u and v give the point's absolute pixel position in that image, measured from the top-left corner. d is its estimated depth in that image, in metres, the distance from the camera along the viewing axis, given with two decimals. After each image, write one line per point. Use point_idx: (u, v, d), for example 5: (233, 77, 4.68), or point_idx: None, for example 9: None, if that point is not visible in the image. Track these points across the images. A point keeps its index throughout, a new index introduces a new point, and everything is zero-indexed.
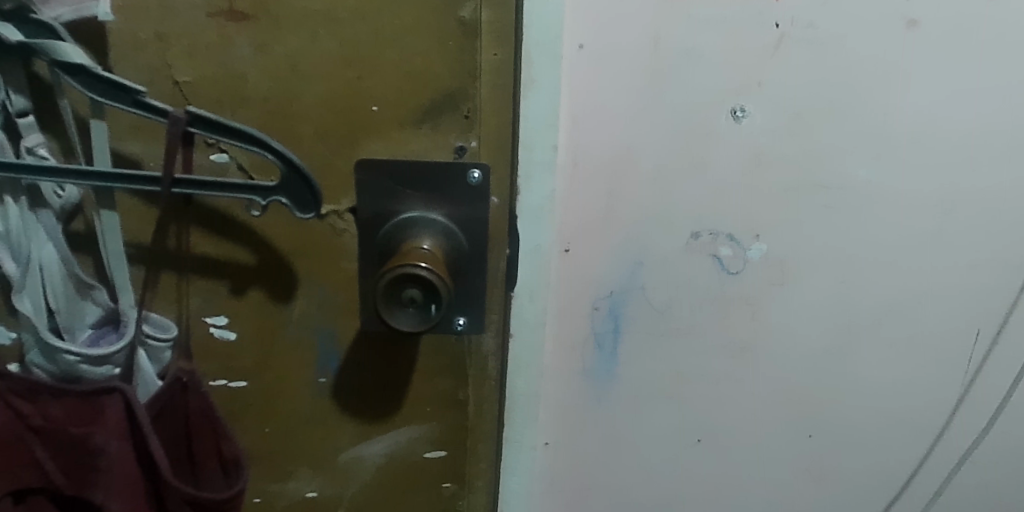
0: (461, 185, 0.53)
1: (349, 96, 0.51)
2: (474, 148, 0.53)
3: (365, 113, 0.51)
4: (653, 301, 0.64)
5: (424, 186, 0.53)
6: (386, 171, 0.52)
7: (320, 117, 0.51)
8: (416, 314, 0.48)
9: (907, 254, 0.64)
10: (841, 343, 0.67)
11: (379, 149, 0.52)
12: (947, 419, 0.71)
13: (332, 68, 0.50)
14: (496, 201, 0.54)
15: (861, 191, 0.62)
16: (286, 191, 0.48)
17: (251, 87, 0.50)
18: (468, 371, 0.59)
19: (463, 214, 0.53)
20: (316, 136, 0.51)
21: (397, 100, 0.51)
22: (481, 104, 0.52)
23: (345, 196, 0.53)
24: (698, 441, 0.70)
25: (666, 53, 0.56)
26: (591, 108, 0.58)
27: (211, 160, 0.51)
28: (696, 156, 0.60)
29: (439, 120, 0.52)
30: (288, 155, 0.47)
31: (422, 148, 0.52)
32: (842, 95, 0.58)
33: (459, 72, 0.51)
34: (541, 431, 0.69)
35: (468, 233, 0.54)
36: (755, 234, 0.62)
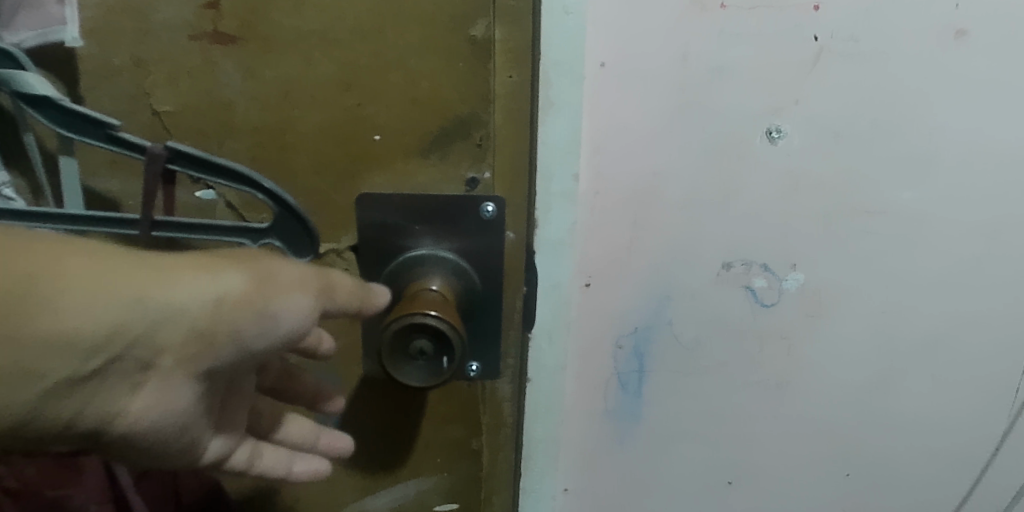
0: (473, 218, 0.48)
1: (350, 125, 0.46)
2: (487, 179, 0.48)
3: (366, 144, 0.46)
4: (680, 337, 0.59)
5: (434, 222, 0.48)
6: (391, 205, 0.48)
7: (318, 148, 0.46)
8: (425, 366, 0.44)
9: (955, 283, 0.59)
10: (883, 378, 0.62)
11: (383, 183, 0.47)
12: (994, 457, 0.66)
13: (330, 95, 0.45)
14: (512, 236, 0.49)
15: (907, 215, 0.57)
16: (281, 233, 0.44)
17: (240, 117, 0.45)
18: (482, 419, 0.54)
19: (475, 248, 0.49)
20: (312, 170, 0.47)
21: (404, 128, 0.46)
22: (495, 131, 0.47)
23: (345, 233, 0.48)
24: (728, 483, 0.65)
25: (696, 70, 0.51)
26: (614, 132, 0.53)
27: (197, 197, 0.46)
28: (728, 182, 0.55)
29: (449, 149, 0.47)
30: (281, 194, 0.42)
31: (431, 180, 0.48)
32: (885, 113, 0.53)
33: (470, 96, 0.46)
34: (561, 477, 0.64)
35: (482, 272, 0.49)
36: (792, 264, 0.57)
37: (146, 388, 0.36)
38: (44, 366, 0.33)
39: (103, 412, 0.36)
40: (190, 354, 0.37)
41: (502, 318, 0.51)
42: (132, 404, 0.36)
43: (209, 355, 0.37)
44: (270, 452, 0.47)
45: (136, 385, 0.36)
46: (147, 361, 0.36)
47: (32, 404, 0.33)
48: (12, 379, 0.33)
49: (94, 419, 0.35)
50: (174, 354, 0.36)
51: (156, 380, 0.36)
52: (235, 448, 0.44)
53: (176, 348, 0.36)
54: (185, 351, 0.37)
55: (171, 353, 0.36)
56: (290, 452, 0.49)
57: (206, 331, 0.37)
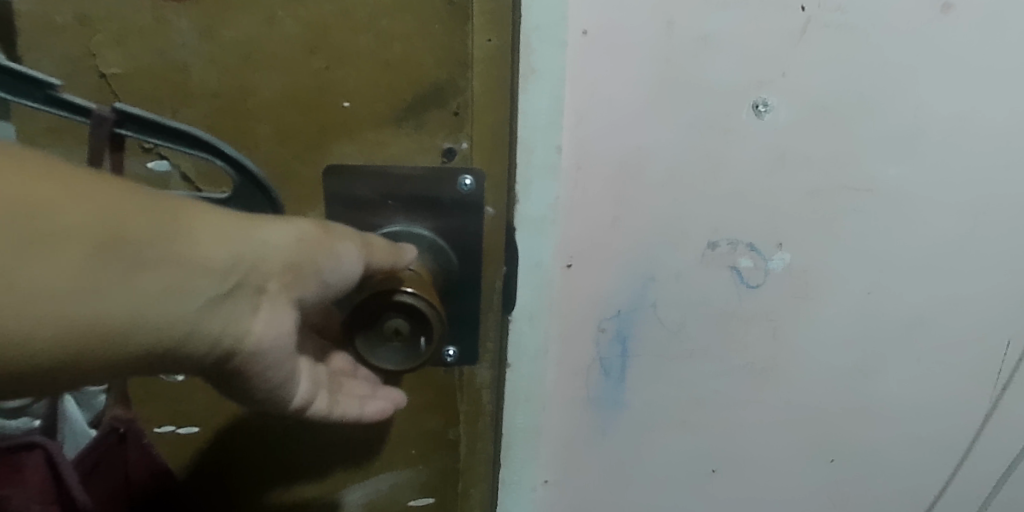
0: (451, 192, 0.46)
1: (317, 92, 0.42)
2: (465, 150, 0.45)
3: (335, 111, 0.43)
4: (665, 320, 0.57)
5: (409, 196, 0.46)
6: (360, 177, 0.45)
7: (283, 117, 0.43)
8: (401, 348, 0.42)
9: (940, 263, 0.58)
10: (868, 362, 0.61)
11: (353, 153, 0.44)
12: (975, 440, 0.65)
13: (295, 58, 0.42)
14: (491, 212, 0.47)
15: (894, 193, 0.55)
16: (241, 205, 0.43)
17: (197, 81, 0.42)
18: (460, 408, 0.51)
19: (452, 226, 0.47)
20: (277, 139, 0.43)
21: (375, 95, 0.43)
22: (473, 99, 0.44)
23: (312, 208, 0.45)
24: (712, 471, 0.63)
25: (680, 40, 0.49)
26: (596, 104, 0.51)
27: (149, 168, 0.43)
28: (713, 158, 0.53)
29: (424, 118, 0.44)
30: (244, 163, 0.41)
31: (405, 150, 0.45)
32: (874, 88, 0.52)
33: (447, 61, 0.43)
34: (540, 468, 0.62)
35: (459, 251, 0.47)
36: (778, 243, 0.56)
37: (263, 311, 0.35)
38: (185, 288, 0.32)
39: (233, 332, 0.34)
40: (290, 282, 0.36)
41: (481, 299, 0.49)
42: (254, 326, 0.35)
43: (303, 287, 0.37)
44: (345, 393, 0.44)
45: (255, 307, 0.35)
46: (260, 285, 0.35)
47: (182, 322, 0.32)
48: (165, 300, 0.31)
49: (226, 341, 0.34)
50: (279, 282, 0.35)
51: (268, 306, 0.35)
52: (316, 395, 0.42)
53: (281, 276, 0.35)
54: (290, 278, 0.36)
55: (276, 280, 0.35)
56: (359, 400, 0.45)
57: (302, 261, 0.36)
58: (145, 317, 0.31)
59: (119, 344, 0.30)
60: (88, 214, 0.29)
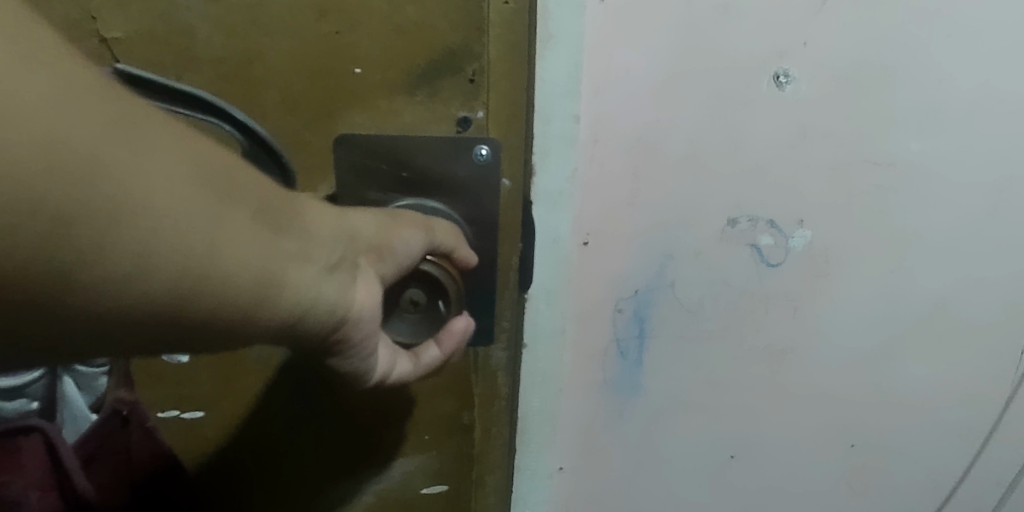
0: (467, 163, 0.44)
1: (327, 57, 0.41)
2: (481, 119, 0.44)
3: (345, 77, 0.41)
4: (683, 300, 0.55)
5: (424, 169, 0.44)
6: (372, 147, 0.43)
7: (291, 84, 0.41)
8: (419, 317, 0.43)
9: (965, 241, 0.56)
10: (891, 343, 0.59)
11: (365, 122, 0.43)
12: (998, 422, 0.63)
13: (305, 21, 0.40)
14: (508, 185, 0.45)
15: (917, 168, 0.53)
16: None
17: (201, 45, 0.40)
18: (475, 391, 0.50)
19: (468, 200, 0.45)
20: (285, 109, 0.42)
21: (387, 62, 0.41)
22: (490, 65, 0.42)
23: (323, 183, 0.44)
24: (731, 458, 0.62)
25: (699, 7, 0.47)
26: (614, 74, 0.49)
27: None
28: (733, 131, 0.51)
29: (438, 85, 0.42)
30: (252, 125, 0.41)
31: (418, 120, 0.43)
32: (898, 58, 0.49)
33: (462, 24, 0.41)
34: (555, 455, 0.60)
35: (475, 226, 0.46)
36: (799, 220, 0.54)
37: (363, 284, 0.35)
38: (310, 256, 0.32)
39: (344, 304, 0.34)
40: (381, 261, 0.37)
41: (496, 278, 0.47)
42: (357, 296, 0.35)
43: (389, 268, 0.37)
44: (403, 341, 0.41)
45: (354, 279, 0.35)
46: (357, 261, 0.35)
47: (309, 289, 0.32)
48: (299, 264, 0.31)
49: (336, 314, 0.34)
50: (373, 262, 0.36)
51: (366, 279, 0.35)
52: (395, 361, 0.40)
53: (372, 257, 0.36)
54: (376, 258, 0.36)
55: (371, 258, 0.36)
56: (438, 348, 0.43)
57: (387, 241, 0.37)
58: (284, 278, 0.30)
59: (258, 308, 0.30)
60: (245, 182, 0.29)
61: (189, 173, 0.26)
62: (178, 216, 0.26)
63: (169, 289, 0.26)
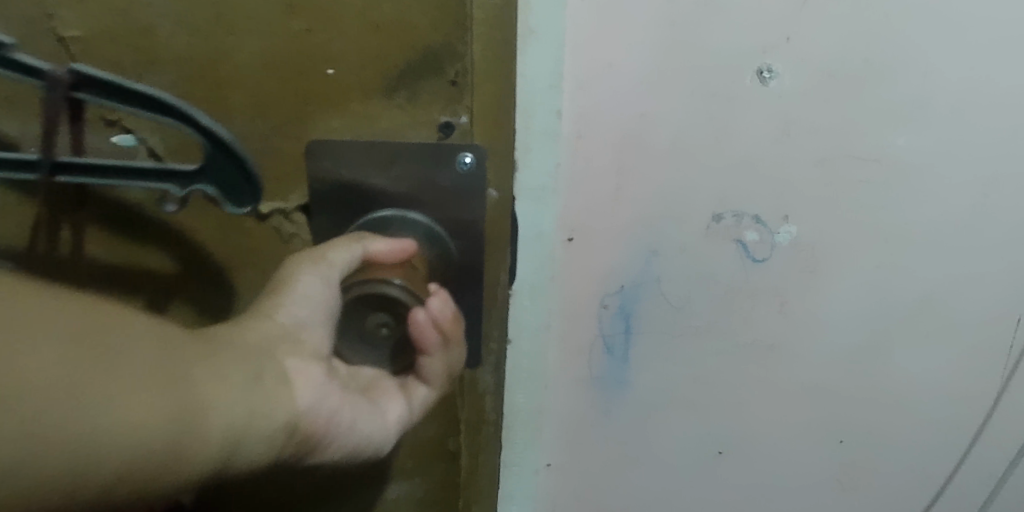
0: (450, 171, 0.46)
1: (302, 57, 0.42)
2: (464, 124, 0.45)
3: (320, 79, 0.43)
4: (669, 296, 0.55)
5: (405, 178, 0.46)
6: (349, 151, 0.45)
7: (262, 85, 0.43)
8: (391, 335, 0.45)
9: (952, 235, 0.56)
10: (877, 338, 0.59)
11: (340, 124, 0.44)
12: (986, 418, 0.63)
13: (277, 20, 0.41)
14: (495, 195, 0.47)
15: (903, 162, 0.53)
16: (213, 177, 0.41)
17: (165, 43, 0.41)
18: (461, 415, 0.53)
19: (450, 209, 0.47)
20: (256, 110, 0.43)
21: (360, 62, 0.42)
22: (472, 66, 0.43)
23: (294, 192, 0.46)
24: (718, 453, 0.62)
25: (682, 3, 0.47)
26: (596, 71, 0.49)
27: (113, 142, 0.44)
28: (717, 127, 0.51)
29: (417, 86, 0.43)
30: (214, 129, 0.39)
31: (396, 124, 0.44)
32: (881, 53, 0.49)
33: (442, 23, 0.42)
34: (543, 451, 0.61)
35: (457, 235, 0.47)
36: (785, 215, 0.54)
37: (295, 379, 0.40)
38: (230, 376, 0.37)
39: (284, 405, 0.39)
40: (303, 351, 0.42)
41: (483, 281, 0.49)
42: (295, 394, 0.40)
43: (315, 352, 0.42)
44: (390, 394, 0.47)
45: (287, 378, 0.40)
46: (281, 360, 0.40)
47: (242, 402, 0.37)
48: (220, 388, 0.36)
49: (277, 419, 0.39)
50: (298, 355, 0.41)
51: (298, 372, 0.41)
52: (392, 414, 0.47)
53: (293, 348, 0.41)
54: (297, 349, 0.41)
55: (293, 351, 0.41)
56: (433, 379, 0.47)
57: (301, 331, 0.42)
58: (206, 408, 0.35)
59: (190, 444, 0.34)
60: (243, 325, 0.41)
61: (73, 351, 0.31)
62: (68, 396, 0.31)
63: (97, 461, 0.31)
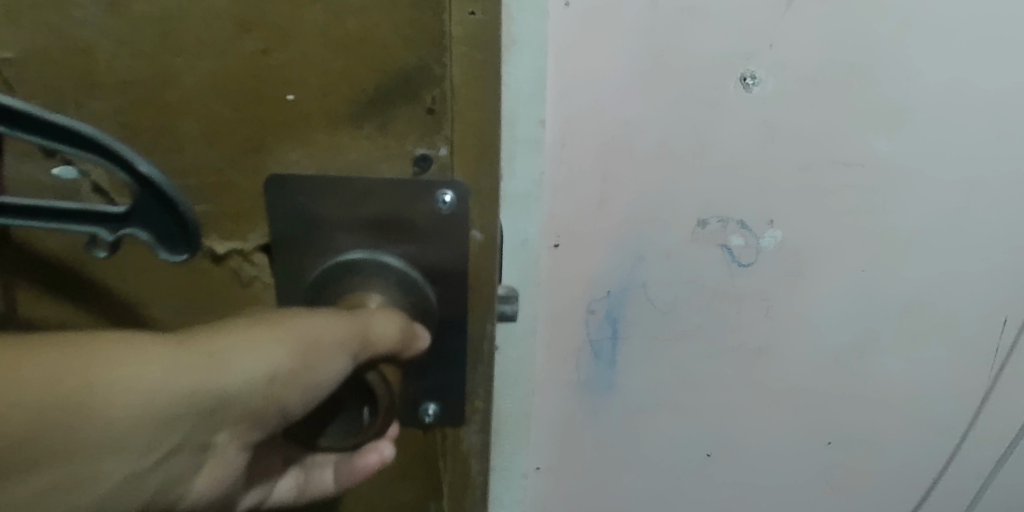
0: (426, 208, 0.39)
1: (253, 78, 0.35)
2: (443, 157, 0.38)
3: (275, 104, 0.35)
4: (656, 301, 0.56)
5: (375, 218, 0.40)
6: (303, 190, 0.38)
7: (211, 111, 0.35)
8: (343, 419, 0.39)
9: (935, 238, 0.56)
10: (862, 341, 0.60)
11: (300, 159, 0.37)
12: (972, 417, 0.64)
13: (226, 38, 0.34)
14: (478, 237, 0.41)
15: (886, 167, 0.53)
16: (144, 220, 0.34)
17: (105, 65, 0.34)
18: (443, 476, 0.49)
19: (430, 253, 0.41)
20: (206, 139, 0.36)
21: (322, 85, 0.35)
22: (451, 92, 0.36)
23: (253, 231, 0.39)
24: (706, 456, 0.63)
25: (666, 12, 0.48)
26: (581, 80, 0.49)
27: (53, 175, 0.35)
28: (702, 133, 0.51)
29: (392, 112, 0.37)
30: (137, 162, 0.32)
31: (367, 156, 0.38)
32: (864, 59, 0.50)
33: (418, 41, 0.35)
34: (533, 455, 0.61)
35: (437, 283, 0.41)
36: (769, 220, 0.54)
37: (206, 464, 0.35)
38: (103, 472, 0.30)
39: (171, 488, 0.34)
40: (240, 430, 0.35)
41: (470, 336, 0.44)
42: (195, 479, 0.35)
43: (258, 428, 0.35)
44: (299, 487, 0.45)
45: (200, 460, 0.34)
46: (205, 442, 0.33)
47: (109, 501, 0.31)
48: (83, 485, 0.30)
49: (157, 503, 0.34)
50: (225, 433, 0.34)
51: (214, 456, 0.35)
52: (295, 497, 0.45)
53: (231, 427, 0.34)
54: (236, 429, 0.34)
55: (226, 430, 0.34)
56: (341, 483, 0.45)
57: (254, 405, 0.34)
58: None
59: None
60: (236, 353, 0.32)
61: None
62: None
63: None
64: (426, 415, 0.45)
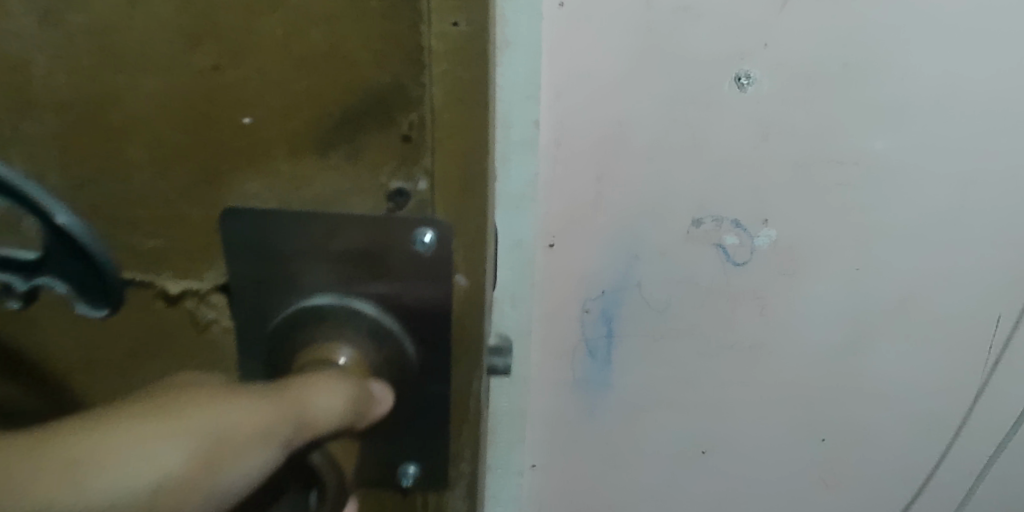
0: (406, 249, 0.37)
1: (207, 97, 0.33)
2: (422, 190, 0.35)
3: (232, 128, 0.33)
4: (650, 300, 0.57)
5: (352, 256, 0.37)
6: (265, 224, 0.36)
7: (161, 135, 0.33)
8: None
9: (929, 237, 0.56)
10: (856, 338, 0.60)
11: (261, 188, 0.35)
12: (967, 413, 0.64)
13: (173, 56, 0.32)
14: (461, 281, 0.38)
15: (880, 166, 0.53)
16: (58, 271, 0.32)
17: (42, 86, 0.33)
18: None
19: (406, 295, 0.38)
20: (158, 170, 0.34)
21: (281, 106, 0.33)
22: (431, 116, 0.34)
23: (210, 267, 0.37)
24: (701, 454, 0.63)
25: (660, 11, 0.48)
26: (574, 80, 0.49)
27: None
28: (696, 131, 0.51)
29: (361, 139, 0.34)
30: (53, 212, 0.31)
31: (335, 187, 0.35)
32: (859, 59, 0.50)
33: (389, 58, 0.32)
34: (529, 452, 0.62)
35: (415, 328, 0.38)
36: (764, 220, 0.55)
37: None
38: None
39: None
40: None
41: (453, 388, 0.40)
42: None
43: None
44: None
45: None
46: None
47: None
48: None
49: None
50: None
51: None
52: None
53: None
54: None
55: None
56: None
57: None
58: None
59: None
60: (99, 468, 0.24)
61: None
62: None
63: None
64: (405, 477, 0.42)
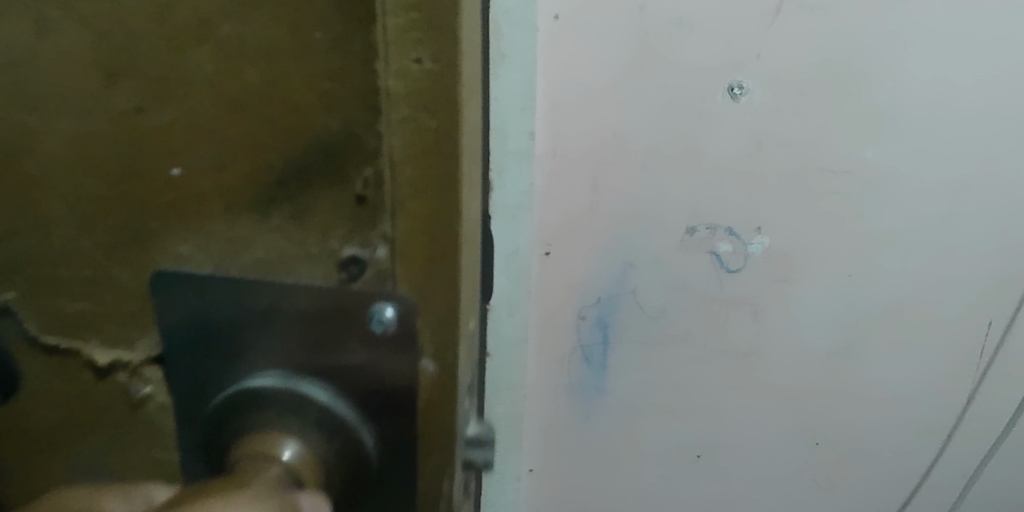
0: (361, 326, 0.30)
1: (132, 142, 0.29)
2: (380, 260, 0.30)
3: (157, 180, 0.29)
4: (645, 306, 0.57)
5: (301, 332, 0.31)
6: (200, 286, 0.31)
7: (80, 185, 0.30)
8: None
9: (919, 244, 0.57)
10: (849, 343, 0.61)
11: (190, 247, 0.30)
12: (960, 415, 0.65)
13: (92, 94, 0.29)
14: (431, 369, 0.31)
15: (871, 174, 0.54)
16: None
17: None
18: None
19: (367, 380, 0.31)
20: (80, 223, 0.31)
21: (217, 152, 0.29)
22: (388, 169, 0.28)
23: (141, 340, 0.32)
24: (697, 458, 0.64)
25: (654, 24, 0.49)
26: (569, 91, 0.50)
27: None
28: (690, 140, 0.52)
29: (311, 194, 0.29)
30: None
31: (278, 250, 0.30)
32: (850, 69, 0.51)
33: (339, 101, 0.28)
34: (527, 457, 0.62)
35: (375, 421, 0.31)
36: (757, 227, 0.55)
37: None
38: None
39: None
40: None
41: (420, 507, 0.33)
42: None
43: None
44: None
45: None
46: None
47: None
48: None
49: None
50: None
51: None
52: None
53: None
54: None
55: None
56: None
57: None
58: None
59: None
60: None
61: None
62: None
63: None
64: None
